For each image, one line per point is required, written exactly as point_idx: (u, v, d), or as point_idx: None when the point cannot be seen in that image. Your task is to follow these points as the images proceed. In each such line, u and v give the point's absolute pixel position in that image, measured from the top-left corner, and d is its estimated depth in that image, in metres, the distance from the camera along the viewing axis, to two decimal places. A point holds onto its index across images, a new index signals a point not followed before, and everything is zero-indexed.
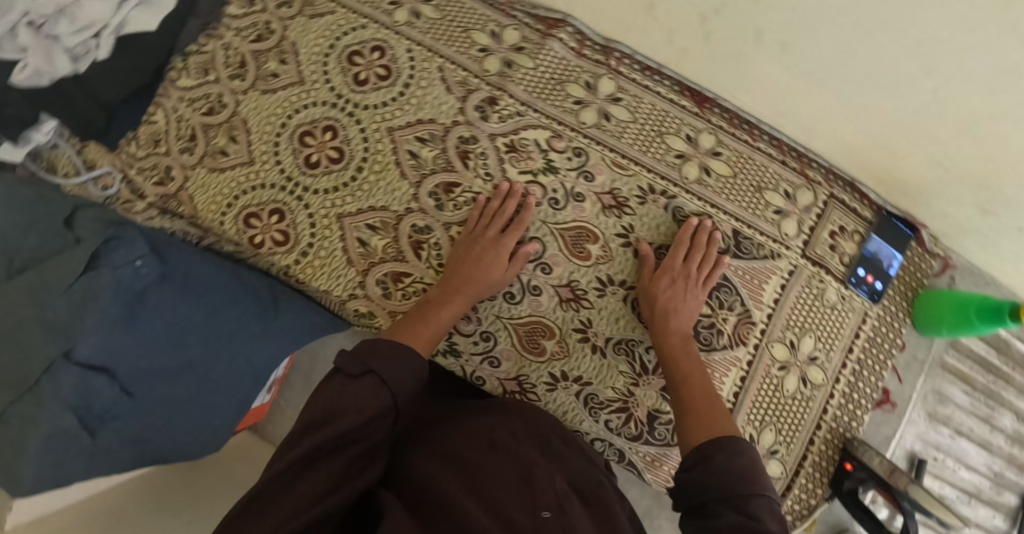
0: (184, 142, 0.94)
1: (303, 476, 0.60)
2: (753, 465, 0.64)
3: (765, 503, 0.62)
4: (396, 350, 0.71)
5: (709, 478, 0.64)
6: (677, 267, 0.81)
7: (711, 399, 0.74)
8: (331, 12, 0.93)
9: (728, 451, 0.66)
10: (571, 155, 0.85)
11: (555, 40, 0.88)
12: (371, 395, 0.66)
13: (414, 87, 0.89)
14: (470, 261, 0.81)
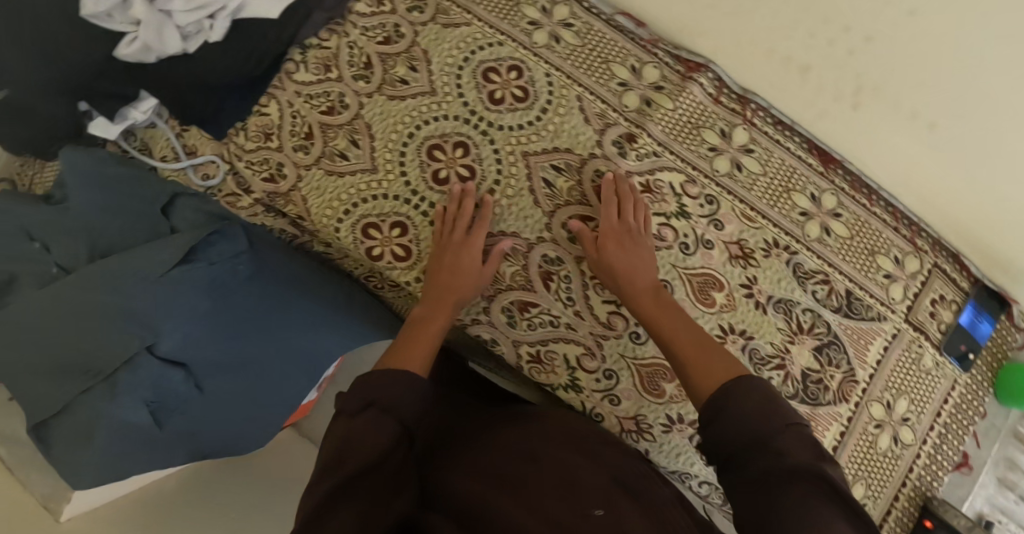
0: (298, 140, 0.91)
1: (330, 515, 0.57)
2: (763, 392, 0.63)
3: (791, 432, 0.60)
4: (390, 381, 0.68)
5: (728, 430, 0.62)
6: (614, 226, 0.81)
7: (700, 343, 0.73)
8: (466, 24, 0.91)
9: (733, 392, 0.64)
10: (703, 202, 0.86)
11: (695, 84, 0.89)
12: (374, 421, 0.64)
13: (552, 112, 0.88)
14: (449, 270, 0.81)
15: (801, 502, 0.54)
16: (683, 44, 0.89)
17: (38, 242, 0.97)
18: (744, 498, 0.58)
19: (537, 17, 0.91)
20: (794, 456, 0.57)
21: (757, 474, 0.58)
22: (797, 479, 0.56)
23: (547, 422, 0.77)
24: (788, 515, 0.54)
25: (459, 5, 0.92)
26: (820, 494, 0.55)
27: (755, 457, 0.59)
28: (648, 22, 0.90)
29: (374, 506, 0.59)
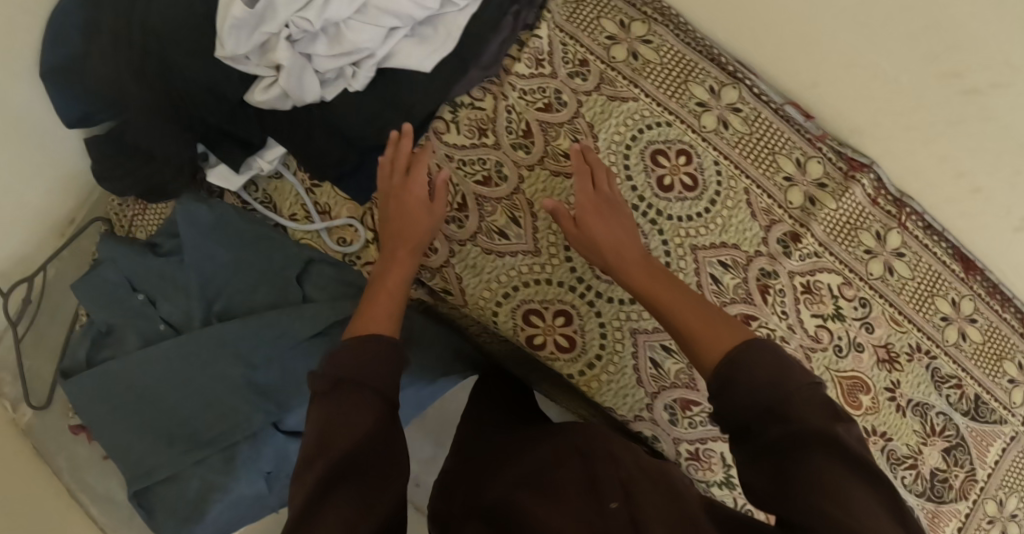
0: (449, 210, 0.85)
1: (327, 504, 0.58)
2: (775, 356, 0.58)
3: (805, 384, 0.56)
4: (374, 358, 0.65)
5: (737, 394, 0.58)
6: (591, 193, 0.79)
7: (690, 303, 0.69)
8: (633, 99, 0.87)
9: (744, 351, 0.59)
10: (857, 305, 0.86)
11: (857, 185, 0.87)
12: (353, 400, 0.62)
13: (720, 204, 0.86)
14: (408, 216, 0.80)
15: (815, 473, 0.52)
16: (849, 142, 0.87)
17: (143, 294, 0.92)
18: (757, 469, 0.56)
19: (705, 98, 0.88)
20: (804, 421, 0.54)
21: (780, 446, 0.54)
22: (812, 448, 0.53)
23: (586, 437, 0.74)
24: (809, 493, 0.51)
25: (625, 76, 0.88)
26: (842, 463, 0.53)
27: (764, 423, 0.56)
28: (816, 114, 0.88)
29: (367, 491, 0.60)
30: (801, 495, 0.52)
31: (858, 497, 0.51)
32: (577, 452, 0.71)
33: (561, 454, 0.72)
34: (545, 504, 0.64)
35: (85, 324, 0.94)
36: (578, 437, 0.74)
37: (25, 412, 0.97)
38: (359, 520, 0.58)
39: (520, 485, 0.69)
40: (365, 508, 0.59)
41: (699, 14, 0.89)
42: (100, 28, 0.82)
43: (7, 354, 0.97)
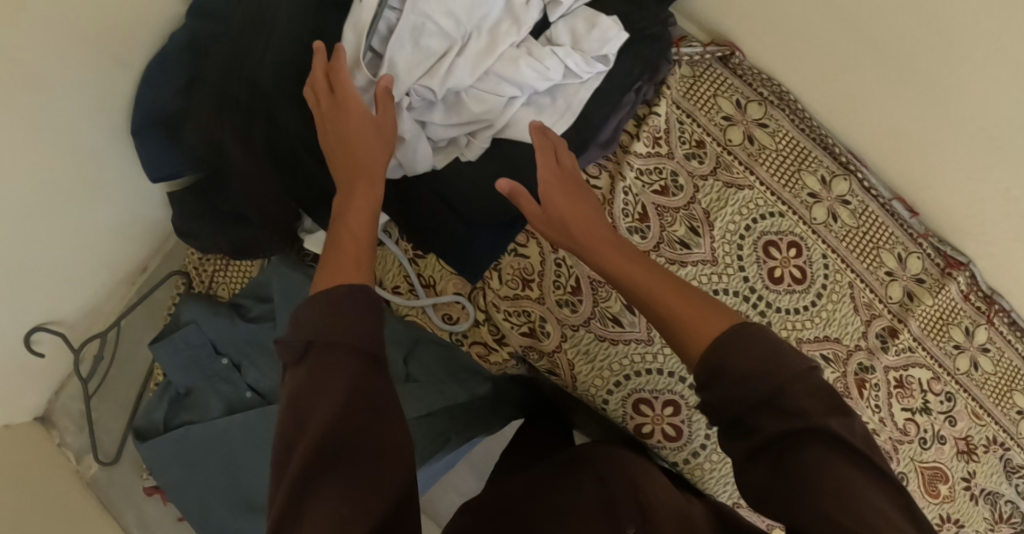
0: (563, 293, 0.84)
1: (314, 500, 0.47)
2: (762, 338, 0.51)
3: (787, 374, 0.48)
4: (347, 310, 0.52)
5: (715, 386, 0.50)
6: (557, 169, 0.71)
7: (656, 277, 0.61)
8: (749, 186, 0.87)
9: (721, 338, 0.52)
10: (943, 398, 0.88)
11: (953, 282, 0.88)
12: (339, 376, 0.50)
13: (826, 298, 0.87)
14: (361, 151, 0.67)
15: (824, 474, 0.46)
16: (950, 239, 0.88)
17: (227, 359, 0.89)
18: (756, 467, 0.50)
19: (816, 189, 0.88)
20: (812, 415, 0.47)
21: (776, 442, 0.48)
22: (818, 443, 0.47)
23: (615, 459, 0.72)
24: (823, 497, 0.46)
25: (741, 161, 0.87)
26: (849, 461, 0.47)
27: (754, 417, 0.49)
28: (923, 211, 0.88)
29: (361, 481, 0.48)
30: (811, 493, 0.46)
31: (874, 503, 0.45)
32: (593, 468, 0.71)
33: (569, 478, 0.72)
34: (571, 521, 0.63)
35: (161, 384, 0.91)
36: (603, 455, 0.74)
37: (90, 465, 0.98)
38: (351, 516, 0.47)
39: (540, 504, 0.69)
40: (360, 496, 0.48)
41: (815, 99, 0.87)
42: (202, 87, 0.77)
43: (72, 401, 0.97)
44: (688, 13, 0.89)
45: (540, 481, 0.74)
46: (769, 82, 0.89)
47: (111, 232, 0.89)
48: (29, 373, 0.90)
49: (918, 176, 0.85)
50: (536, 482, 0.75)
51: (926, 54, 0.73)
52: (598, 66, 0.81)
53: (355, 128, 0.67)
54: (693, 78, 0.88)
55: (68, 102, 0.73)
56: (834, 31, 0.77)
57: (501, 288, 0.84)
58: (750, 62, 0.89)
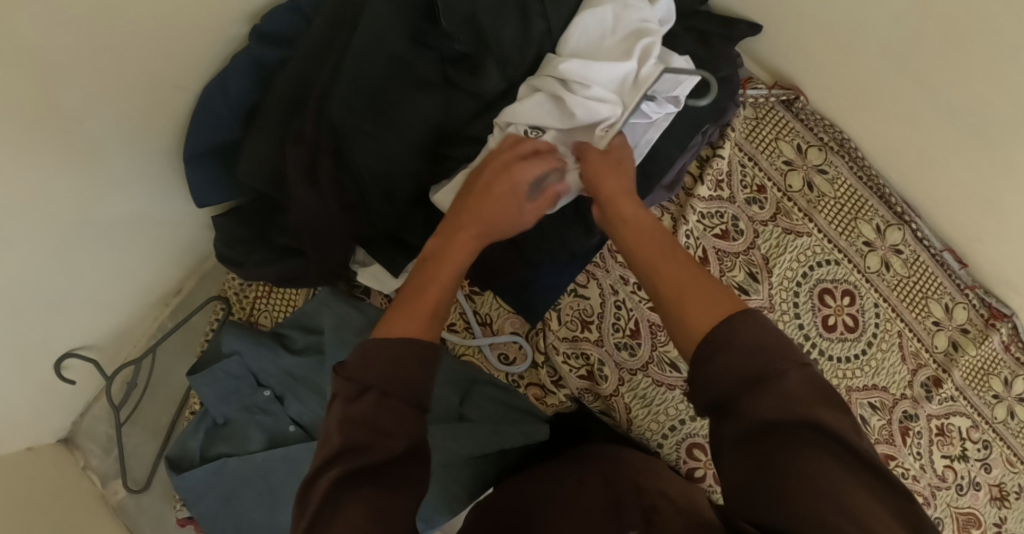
0: (622, 336, 0.83)
1: (341, 508, 0.48)
2: (769, 331, 0.49)
3: (790, 377, 0.47)
4: (404, 356, 0.51)
5: (715, 373, 0.48)
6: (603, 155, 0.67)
7: (664, 250, 0.58)
8: (807, 233, 0.88)
9: (724, 324, 0.49)
10: (980, 446, 0.90)
11: (996, 333, 0.89)
12: (383, 414, 0.50)
13: (876, 346, 0.88)
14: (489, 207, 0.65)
15: (817, 470, 0.45)
16: (995, 291, 0.89)
17: (269, 391, 0.87)
18: (739, 458, 0.47)
19: (871, 238, 0.89)
20: (812, 414, 0.46)
21: (767, 435, 0.46)
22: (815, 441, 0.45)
23: (615, 464, 0.74)
24: (810, 491, 0.44)
25: (800, 208, 0.88)
26: (837, 459, 0.45)
27: (745, 406, 0.47)
28: (972, 263, 0.88)
29: (390, 501, 0.49)
30: (797, 485, 0.45)
31: (859, 501, 0.44)
32: (598, 473, 0.72)
33: (577, 471, 0.74)
34: (570, 512, 0.64)
35: (199, 411, 0.89)
36: (611, 460, 0.75)
37: (116, 489, 0.96)
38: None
39: (542, 496, 0.70)
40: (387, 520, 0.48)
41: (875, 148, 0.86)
42: (262, 116, 0.74)
43: (97, 424, 0.95)
44: (754, 53, 0.88)
45: (544, 475, 0.76)
46: (830, 129, 0.88)
47: (146, 257, 0.86)
48: (57, 400, 0.87)
49: (973, 233, 0.84)
50: (544, 474, 0.76)
51: (999, 119, 0.71)
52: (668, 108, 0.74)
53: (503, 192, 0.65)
54: (756, 120, 0.90)
55: (114, 132, 0.70)
56: (906, 87, 0.76)
57: (560, 329, 0.83)
58: (813, 107, 0.88)
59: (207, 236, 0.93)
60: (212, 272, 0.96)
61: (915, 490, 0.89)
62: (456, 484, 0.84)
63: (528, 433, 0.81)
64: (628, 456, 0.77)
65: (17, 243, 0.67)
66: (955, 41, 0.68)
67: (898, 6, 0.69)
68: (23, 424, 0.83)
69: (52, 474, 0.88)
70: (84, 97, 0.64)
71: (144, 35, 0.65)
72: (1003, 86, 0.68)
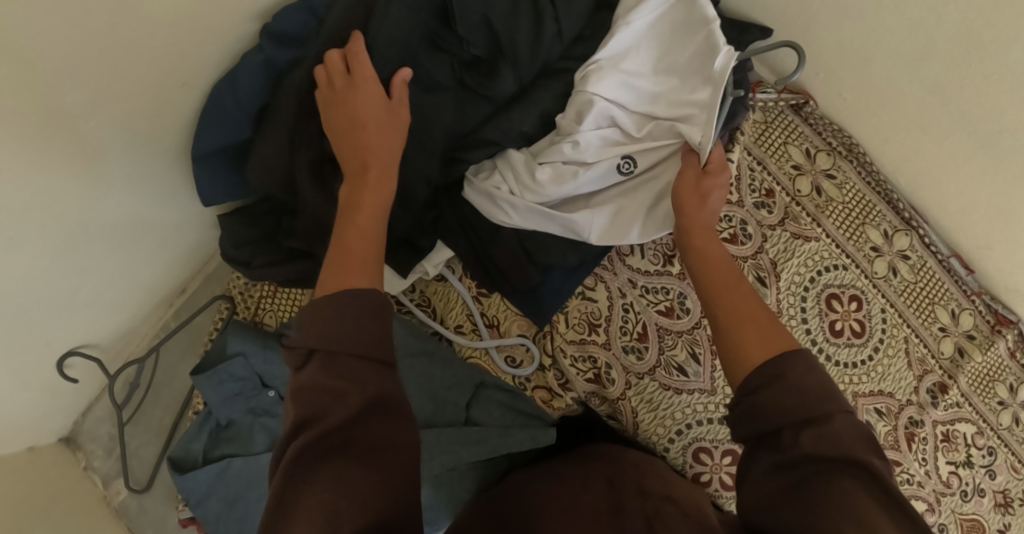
0: (629, 340, 0.82)
1: (312, 478, 0.47)
2: (823, 380, 0.51)
3: (837, 419, 0.49)
4: (339, 308, 0.52)
5: (763, 403, 0.51)
6: (696, 178, 0.68)
7: (739, 294, 0.61)
8: (815, 238, 0.87)
9: (781, 362, 0.53)
10: (985, 452, 0.91)
11: (1002, 339, 0.90)
12: (334, 370, 0.50)
13: (883, 352, 0.88)
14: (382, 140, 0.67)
15: (843, 500, 0.45)
16: (1001, 297, 0.90)
17: (274, 392, 0.86)
18: (765, 479, 0.49)
19: (879, 243, 0.88)
20: (847, 450, 0.47)
21: (800, 468, 0.48)
22: (844, 475, 0.46)
23: (620, 466, 0.76)
24: (832, 516, 0.45)
25: (809, 213, 0.88)
26: (866, 490, 0.46)
27: (787, 438, 0.49)
28: (979, 269, 0.89)
29: (355, 473, 0.47)
30: (817, 510, 0.45)
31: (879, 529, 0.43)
32: (602, 474, 0.74)
33: (582, 472, 0.76)
34: (575, 511, 0.66)
35: (203, 411, 0.88)
36: (615, 462, 0.77)
37: (118, 490, 0.95)
38: (349, 501, 0.46)
39: (546, 495, 0.71)
40: (355, 486, 0.47)
41: (884, 154, 0.87)
42: (270, 116, 0.74)
43: (99, 425, 0.94)
44: (764, 58, 0.88)
45: (548, 472, 0.78)
46: (840, 134, 0.88)
47: (151, 256, 0.85)
48: (59, 400, 0.86)
49: (981, 241, 0.85)
50: (548, 472, 0.78)
51: (1012, 125, 0.71)
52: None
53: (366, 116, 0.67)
54: (765, 123, 0.90)
55: (122, 130, 0.69)
56: (918, 93, 0.76)
57: (567, 332, 0.83)
58: (822, 112, 0.89)
59: (213, 236, 0.93)
60: (217, 272, 0.96)
61: (921, 496, 0.89)
62: (461, 487, 0.85)
63: (536, 437, 0.82)
64: (632, 456, 0.80)
65: (23, 241, 0.67)
66: (969, 47, 0.68)
67: (911, 12, 0.69)
68: (26, 424, 0.83)
69: (53, 475, 0.87)
70: (93, 94, 0.63)
71: (155, 33, 0.64)
72: (1016, 92, 0.68)
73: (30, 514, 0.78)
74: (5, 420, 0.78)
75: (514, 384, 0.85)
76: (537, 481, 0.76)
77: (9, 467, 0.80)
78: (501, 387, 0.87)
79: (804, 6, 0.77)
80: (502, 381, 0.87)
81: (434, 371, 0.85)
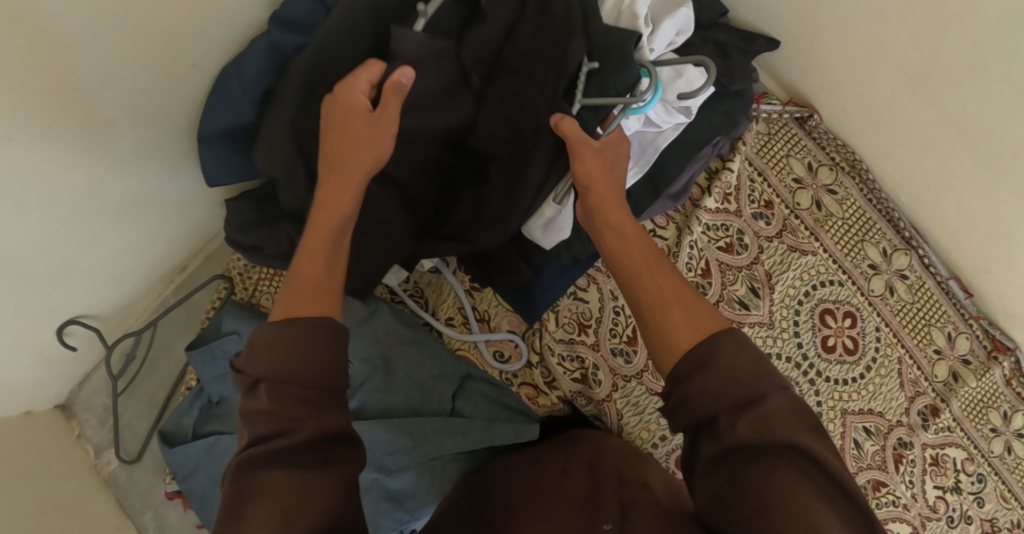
0: (618, 342, 0.83)
1: (263, 483, 0.48)
2: (753, 354, 0.51)
3: (769, 399, 0.49)
4: (295, 347, 0.51)
5: (693, 392, 0.50)
6: (597, 152, 0.62)
7: (653, 268, 0.59)
8: (812, 252, 0.88)
9: (708, 346, 0.51)
10: (975, 479, 0.90)
11: (998, 367, 0.88)
12: (284, 402, 0.50)
13: (875, 372, 0.88)
14: (363, 139, 0.63)
15: (790, 492, 0.46)
16: (999, 323, 0.88)
17: None
18: (713, 475, 0.49)
19: (876, 260, 0.88)
20: (785, 438, 0.48)
21: (738, 453, 0.49)
22: (791, 466, 0.47)
23: (601, 450, 0.77)
24: (778, 509, 0.46)
25: (807, 227, 0.89)
26: (805, 478, 0.47)
27: (723, 424, 0.49)
28: (979, 293, 0.87)
29: (312, 483, 0.48)
30: (765, 506, 0.47)
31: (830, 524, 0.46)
32: (583, 458, 0.75)
33: (563, 456, 0.76)
34: (551, 508, 0.65)
35: (194, 387, 0.89)
36: (597, 448, 0.77)
37: (109, 461, 0.97)
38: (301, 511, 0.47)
39: (521, 484, 0.71)
40: (311, 491, 0.48)
41: (886, 172, 0.86)
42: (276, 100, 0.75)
43: (95, 395, 0.96)
44: (769, 69, 0.88)
45: (528, 459, 0.77)
46: (843, 149, 0.88)
47: (155, 232, 0.87)
48: (58, 367, 0.88)
49: (980, 261, 0.84)
50: (525, 458, 0.78)
51: (1013, 145, 0.70)
52: (679, 118, 0.72)
53: (357, 132, 0.63)
54: (768, 135, 0.90)
55: (132, 107, 0.71)
56: (922, 109, 0.75)
57: (557, 331, 0.84)
58: (826, 126, 0.88)
59: (216, 216, 0.94)
60: (216, 253, 0.98)
61: (905, 518, 0.88)
62: (446, 479, 0.83)
63: (519, 431, 0.83)
64: (612, 443, 0.79)
65: (33, 209, 0.69)
66: (973, 63, 0.67)
67: (917, 28, 0.69)
68: (26, 389, 0.85)
69: (47, 441, 0.89)
70: (106, 69, 0.65)
71: (166, 12, 0.65)
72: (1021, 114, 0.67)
73: (22, 476, 0.80)
74: (5, 383, 0.80)
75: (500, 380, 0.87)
76: (522, 463, 0.77)
77: (7, 429, 0.82)
78: (486, 381, 0.87)
79: (810, 17, 0.77)
80: (489, 375, 0.88)
81: (425, 362, 0.86)
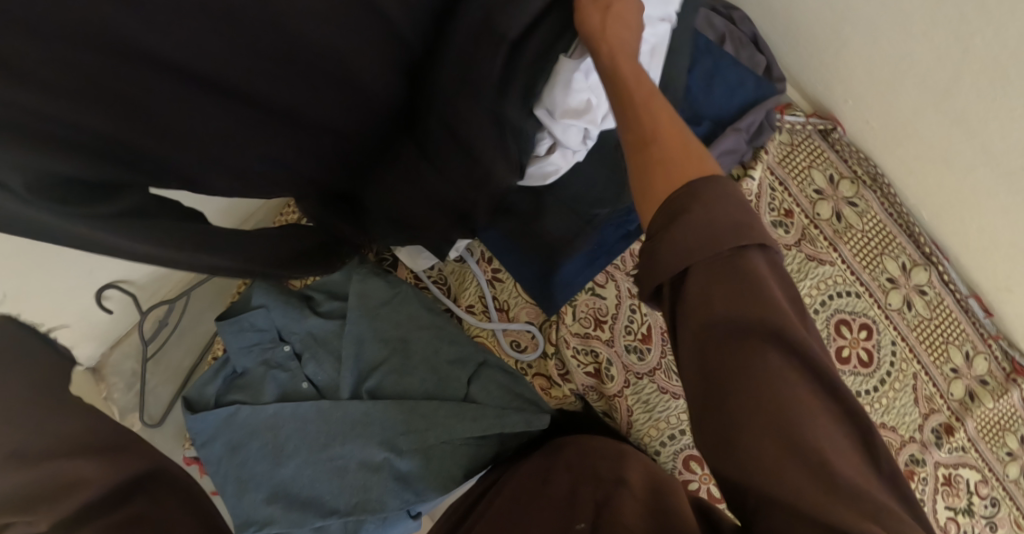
0: (633, 339, 0.85)
1: None
2: (738, 208, 0.45)
3: (745, 263, 0.45)
4: None
5: (665, 248, 0.45)
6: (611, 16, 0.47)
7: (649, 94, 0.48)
8: (830, 262, 0.90)
9: (690, 201, 0.45)
10: (988, 503, 0.88)
11: (1017, 389, 0.87)
12: None
13: (889, 385, 0.88)
14: None
15: (772, 380, 0.43)
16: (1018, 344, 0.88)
17: (289, 347, 0.90)
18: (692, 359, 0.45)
19: (895, 274, 0.89)
20: (774, 313, 0.43)
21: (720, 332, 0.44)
22: (775, 352, 0.44)
23: (585, 449, 0.79)
24: (762, 402, 0.43)
25: (826, 237, 0.91)
26: (787, 360, 0.44)
27: (700, 299, 0.45)
28: (998, 313, 0.87)
29: None
30: (741, 397, 0.44)
31: (814, 419, 0.43)
32: (563, 464, 0.77)
33: (545, 466, 0.79)
34: (526, 519, 0.68)
35: (219, 358, 0.93)
36: (580, 447, 0.79)
37: (131, 423, 0.99)
38: None
39: (507, 496, 0.74)
40: None
41: (908, 187, 0.87)
42: None
43: (124, 360, 0.97)
44: (796, 81, 0.92)
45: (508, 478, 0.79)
46: (865, 162, 0.90)
47: None
48: (91, 335, 0.90)
49: (1001, 281, 0.84)
50: (515, 469, 0.81)
51: None
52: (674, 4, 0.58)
53: None
54: (790, 146, 0.93)
55: None
56: (944, 125, 0.77)
57: (573, 324, 0.86)
58: (849, 140, 0.90)
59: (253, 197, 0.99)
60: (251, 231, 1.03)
61: None
62: (454, 463, 0.83)
63: (529, 421, 0.83)
64: (593, 441, 0.80)
65: None
66: (997, 80, 0.68)
67: (941, 42, 0.71)
68: None
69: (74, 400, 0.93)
70: None
71: None
72: None
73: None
74: None
75: (512, 368, 0.88)
76: (511, 479, 0.78)
77: None
78: (498, 367, 0.88)
79: (837, 32, 0.80)
80: (504, 364, 0.88)
81: (440, 345, 0.88)
